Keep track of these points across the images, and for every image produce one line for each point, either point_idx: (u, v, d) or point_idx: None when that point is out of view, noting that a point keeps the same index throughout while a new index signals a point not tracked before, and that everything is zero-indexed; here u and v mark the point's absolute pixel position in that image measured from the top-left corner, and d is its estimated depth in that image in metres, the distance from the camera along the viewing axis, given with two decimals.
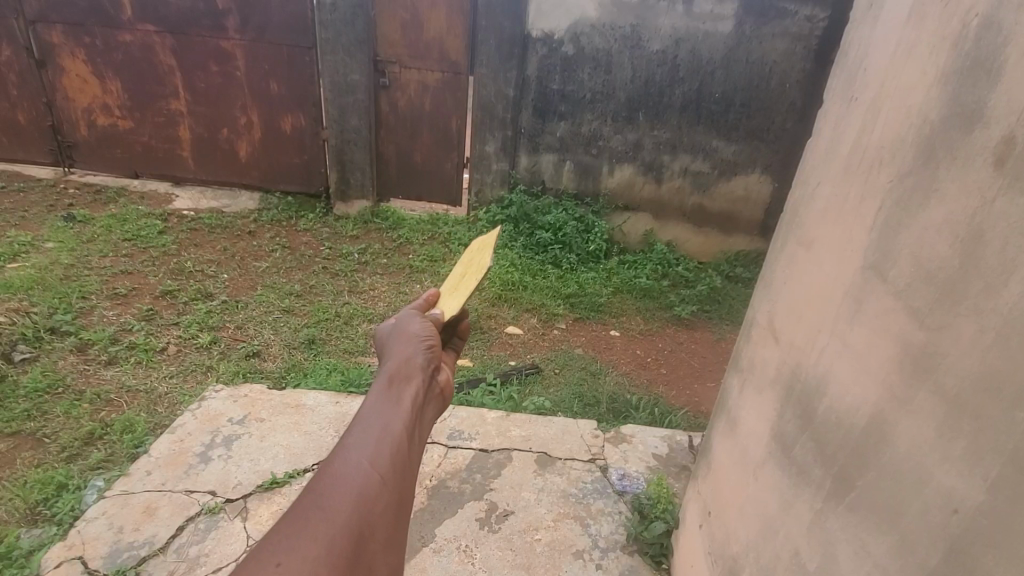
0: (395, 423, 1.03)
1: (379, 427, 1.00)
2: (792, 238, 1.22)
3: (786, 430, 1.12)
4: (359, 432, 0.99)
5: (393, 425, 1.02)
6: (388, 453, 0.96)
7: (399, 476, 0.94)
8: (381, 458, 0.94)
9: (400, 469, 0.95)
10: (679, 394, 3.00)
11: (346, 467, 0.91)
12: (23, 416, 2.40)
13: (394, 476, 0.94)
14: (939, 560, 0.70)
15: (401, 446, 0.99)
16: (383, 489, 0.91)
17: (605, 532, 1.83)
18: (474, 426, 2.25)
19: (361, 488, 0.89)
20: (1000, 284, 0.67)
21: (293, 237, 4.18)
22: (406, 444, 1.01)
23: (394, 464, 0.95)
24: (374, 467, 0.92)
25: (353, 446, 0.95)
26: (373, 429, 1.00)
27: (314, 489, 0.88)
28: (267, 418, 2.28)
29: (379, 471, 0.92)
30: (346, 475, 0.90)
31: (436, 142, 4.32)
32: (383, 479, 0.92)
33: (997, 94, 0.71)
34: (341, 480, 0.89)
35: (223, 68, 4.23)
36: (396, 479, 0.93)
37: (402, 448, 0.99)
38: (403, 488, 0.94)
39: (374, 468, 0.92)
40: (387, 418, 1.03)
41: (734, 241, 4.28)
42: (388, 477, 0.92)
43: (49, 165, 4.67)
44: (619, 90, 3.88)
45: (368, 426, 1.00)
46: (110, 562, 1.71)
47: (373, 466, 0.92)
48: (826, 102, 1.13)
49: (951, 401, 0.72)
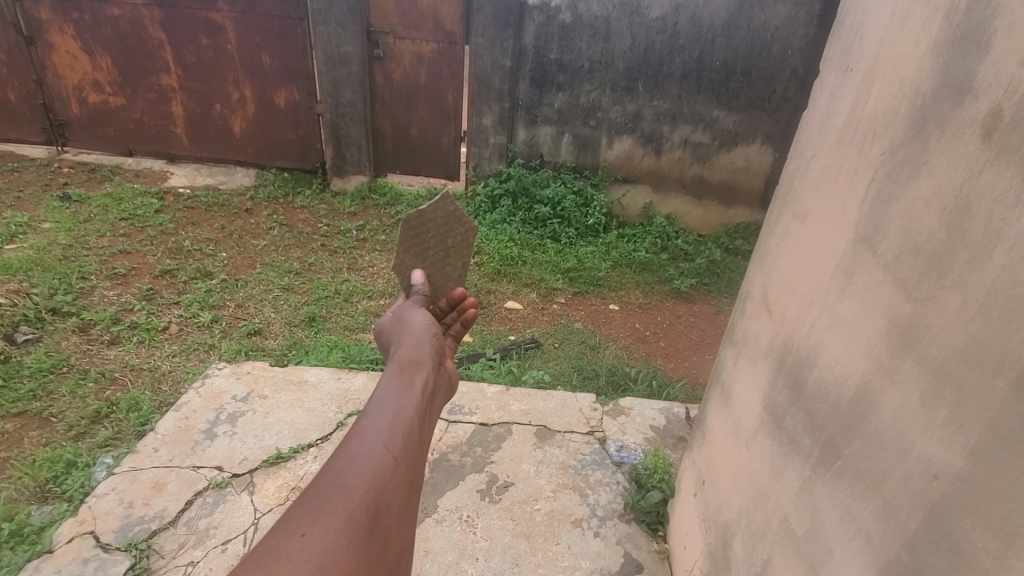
0: (408, 406, 1.07)
1: (393, 409, 1.04)
2: (788, 211, 1.20)
3: (778, 401, 1.13)
4: (373, 416, 1.02)
5: (405, 408, 1.06)
6: (401, 436, 0.98)
7: (411, 457, 0.97)
8: (394, 440, 0.97)
9: (411, 451, 0.98)
10: (678, 366, 3.03)
11: (362, 447, 0.93)
12: (29, 396, 2.44)
13: (407, 458, 0.96)
14: (920, 524, 0.72)
15: (412, 428, 1.03)
16: (399, 469, 0.93)
17: (604, 501, 1.88)
18: (475, 401, 2.28)
19: (377, 468, 0.90)
20: (984, 256, 0.67)
21: (292, 215, 4.15)
22: (418, 428, 1.04)
23: (406, 446, 0.97)
24: (389, 448, 0.94)
25: (368, 429, 0.98)
26: (387, 412, 1.03)
27: (331, 470, 0.90)
28: (270, 395, 2.31)
29: (393, 453, 0.94)
30: (362, 455, 0.92)
31: (433, 115, 4.26)
32: (397, 459, 0.94)
33: (985, 66, 0.70)
34: (357, 461, 0.90)
35: (214, 41, 4.14)
36: (409, 459, 0.96)
37: (413, 430, 1.02)
38: (415, 467, 0.96)
39: (388, 449, 0.94)
40: (399, 402, 1.07)
41: (734, 212, 4.26)
42: (402, 457, 0.95)
43: (43, 145, 4.63)
44: (618, 59, 3.80)
45: (382, 410, 1.03)
46: (121, 536, 1.75)
47: (387, 448, 0.94)
48: (822, 73, 1.11)
49: (935, 371, 0.73)
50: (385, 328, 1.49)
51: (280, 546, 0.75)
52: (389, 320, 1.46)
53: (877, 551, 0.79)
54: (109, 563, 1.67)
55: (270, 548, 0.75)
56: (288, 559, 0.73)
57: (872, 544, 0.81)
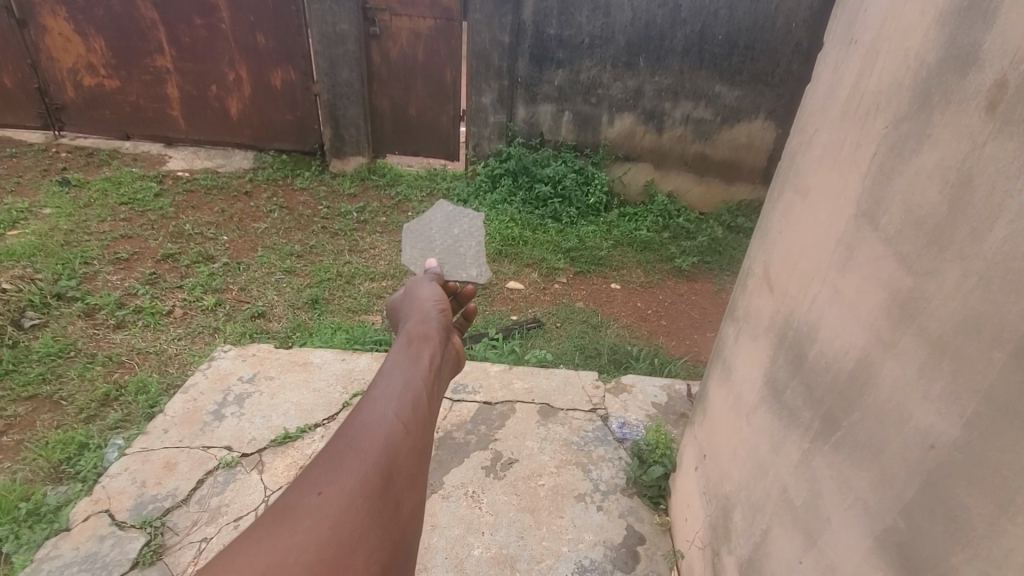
0: (416, 378, 1.09)
1: (402, 379, 1.07)
2: (790, 186, 1.20)
3: (778, 375, 1.15)
4: (383, 385, 1.04)
5: (414, 379, 1.08)
6: (410, 405, 1.00)
7: (420, 426, 0.99)
8: (404, 407, 0.98)
9: (420, 419, 1.00)
10: (680, 344, 3.05)
11: (374, 413, 0.95)
12: (38, 379, 2.47)
13: (415, 427, 0.97)
14: (915, 492, 0.74)
15: (421, 398, 1.05)
16: (409, 435, 0.94)
17: (607, 476, 1.91)
18: (478, 379, 2.31)
19: (387, 434, 0.92)
20: (985, 229, 0.68)
21: (292, 197, 4.13)
22: (425, 398, 1.07)
23: (415, 414, 0.99)
24: (399, 416, 0.96)
25: (379, 396, 1.00)
26: (396, 382, 1.05)
27: (345, 433, 0.92)
28: (276, 375, 2.34)
29: (403, 421, 0.96)
30: (374, 421, 0.93)
31: (431, 94, 4.21)
32: (407, 427, 0.95)
33: (991, 36, 0.69)
34: (369, 426, 0.92)
35: (208, 21, 4.07)
36: (418, 427, 0.98)
37: (422, 400, 1.04)
38: (424, 435, 0.99)
39: (399, 415, 0.96)
40: (408, 373, 1.10)
41: (736, 190, 4.23)
42: (412, 425, 0.97)
43: (40, 130, 4.59)
44: (619, 34, 3.74)
45: (392, 380, 1.05)
46: (136, 513, 1.79)
47: (396, 415, 0.96)
48: (826, 44, 1.10)
49: (934, 344, 0.74)
50: (395, 304, 1.52)
51: (297, 503, 0.78)
52: (399, 297, 1.50)
53: (873, 519, 0.81)
54: (125, 540, 1.71)
55: (287, 504, 0.78)
56: (306, 515, 0.76)
57: (868, 513, 0.83)
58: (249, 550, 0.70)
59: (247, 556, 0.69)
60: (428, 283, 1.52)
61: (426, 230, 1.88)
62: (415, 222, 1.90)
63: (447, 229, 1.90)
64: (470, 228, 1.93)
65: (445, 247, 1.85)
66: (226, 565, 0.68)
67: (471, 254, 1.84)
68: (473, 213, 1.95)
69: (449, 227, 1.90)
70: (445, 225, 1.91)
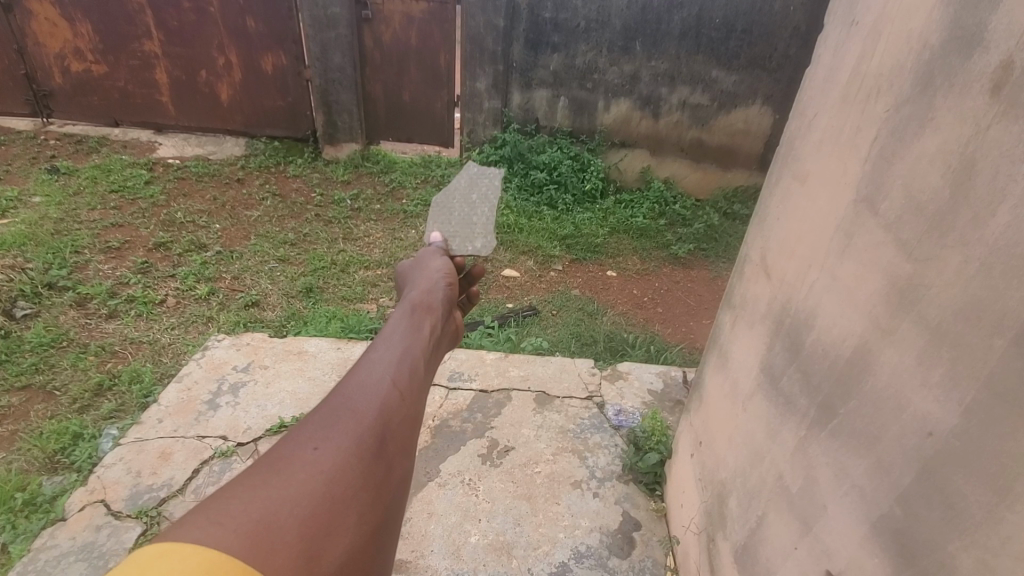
0: (416, 346, 1.09)
1: (402, 346, 1.06)
2: (788, 171, 1.18)
3: (774, 363, 1.15)
4: (383, 349, 1.03)
5: (414, 347, 1.08)
6: (407, 371, 1.00)
7: (416, 395, 0.98)
8: (401, 373, 0.98)
9: (416, 387, 0.99)
10: (676, 331, 3.05)
11: (372, 375, 0.94)
12: (31, 370, 2.45)
13: (412, 393, 0.97)
14: (913, 479, 0.74)
15: (419, 367, 1.04)
16: (406, 401, 0.94)
17: (603, 463, 1.91)
18: (475, 367, 2.31)
19: (385, 396, 0.91)
20: (987, 214, 0.67)
21: (284, 185, 4.08)
22: (422, 367, 1.06)
23: (412, 382, 0.99)
24: (396, 381, 0.95)
25: (378, 361, 0.99)
26: (396, 348, 1.04)
27: (343, 393, 0.91)
28: (271, 365, 2.33)
29: (400, 388, 0.95)
30: (372, 383, 0.92)
31: (425, 79, 4.15)
32: (404, 393, 0.95)
33: (997, 16, 0.67)
34: (367, 387, 0.91)
35: (196, 4, 3.98)
36: (414, 396, 0.97)
37: (419, 369, 1.04)
38: (419, 404, 0.98)
39: (396, 380, 0.95)
40: (408, 340, 1.09)
41: (733, 175, 4.20)
42: (409, 394, 0.96)
43: (28, 117, 4.51)
44: (615, 17, 3.68)
45: (391, 345, 1.05)
46: (132, 503, 1.79)
47: (395, 380, 0.95)
48: (826, 26, 1.07)
49: (934, 330, 0.73)
50: (402, 273, 1.52)
51: (292, 456, 0.77)
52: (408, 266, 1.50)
53: (869, 506, 0.81)
54: (121, 530, 1.71)
55: (282, 456, 0.77)
56: (301, 468, 0.75)
57: (865, 499, 0.83)
58: (243, 494, 0.69)
59: (242, 503, 0.67)
60: (437, 256, 1.52)
61: (449, 200, 1.84)
62: (442, 194, 1.86)
63: (466, 195, 1.86)
64: (489, 194, 1.86)
65: (462, 214, 1.80)
66: (219, 508, 0.66)
67: (484, 220, 1.78)
68: (492, 179, 1.89)
69: (468, 194, 1.86)
70: (466, 191, 1.87)
